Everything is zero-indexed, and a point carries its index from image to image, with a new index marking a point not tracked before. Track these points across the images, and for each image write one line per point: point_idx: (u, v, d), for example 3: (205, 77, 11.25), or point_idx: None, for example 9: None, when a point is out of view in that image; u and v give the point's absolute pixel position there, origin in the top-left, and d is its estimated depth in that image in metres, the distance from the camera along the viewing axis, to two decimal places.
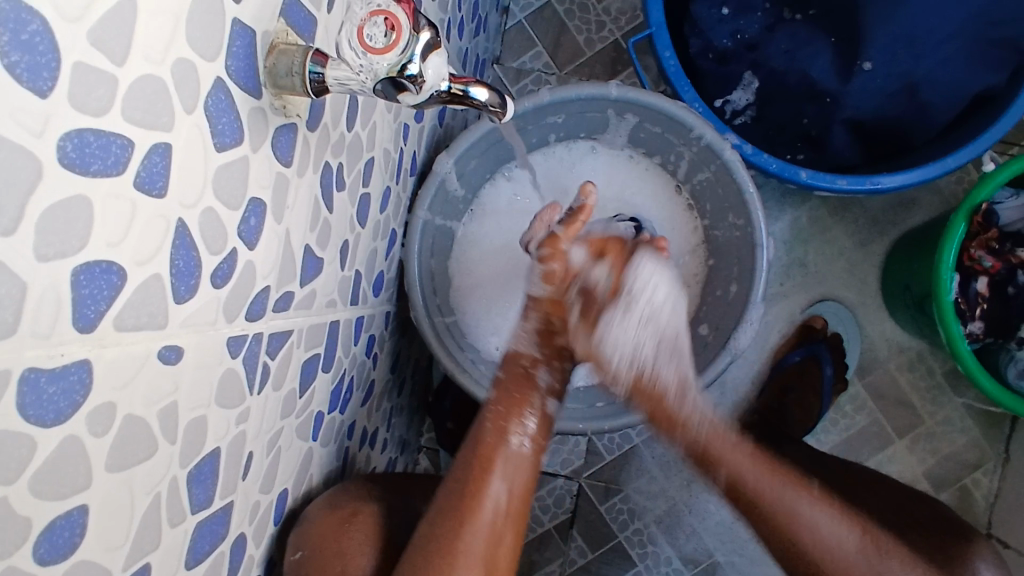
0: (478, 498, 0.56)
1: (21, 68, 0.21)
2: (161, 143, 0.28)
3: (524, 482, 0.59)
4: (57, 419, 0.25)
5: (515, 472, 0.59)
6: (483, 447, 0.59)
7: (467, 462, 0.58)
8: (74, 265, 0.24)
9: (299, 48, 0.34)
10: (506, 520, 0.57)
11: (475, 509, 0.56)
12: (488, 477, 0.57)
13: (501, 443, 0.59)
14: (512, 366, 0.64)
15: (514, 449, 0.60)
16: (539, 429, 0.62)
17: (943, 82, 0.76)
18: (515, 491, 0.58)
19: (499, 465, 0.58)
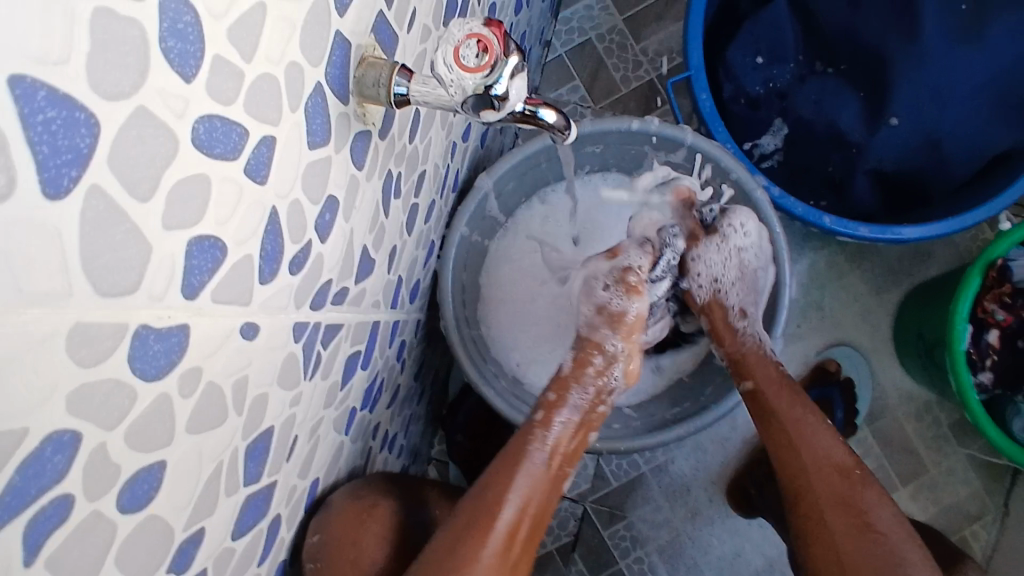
0: (496, 513, 0.55)
1: (174, 53, 0.23)
2: (268, 136, 0.30)
3: (540, 501, 0.59)
4: (156, 375, 0.27)
5: (533, 488, 0.59)
6: (512, 458, 0.60)
7: (486, 483, 0.58)
8: (190, 237, 0.27)
9: (386, 63, 0.37)
10: (515, 541, 0.55)
11: (490, 527, 0.55)
12: (509, 487, 0.58)
13: (525, 455, 0.60)
14: (555, 384, 0.67)
15: (536, 464, 0.60)
16: (562, 448, 0.63)
17: (965, 140, 0.79)
18: (529, 507, 0.58)
19: (518, 482, 0.58)
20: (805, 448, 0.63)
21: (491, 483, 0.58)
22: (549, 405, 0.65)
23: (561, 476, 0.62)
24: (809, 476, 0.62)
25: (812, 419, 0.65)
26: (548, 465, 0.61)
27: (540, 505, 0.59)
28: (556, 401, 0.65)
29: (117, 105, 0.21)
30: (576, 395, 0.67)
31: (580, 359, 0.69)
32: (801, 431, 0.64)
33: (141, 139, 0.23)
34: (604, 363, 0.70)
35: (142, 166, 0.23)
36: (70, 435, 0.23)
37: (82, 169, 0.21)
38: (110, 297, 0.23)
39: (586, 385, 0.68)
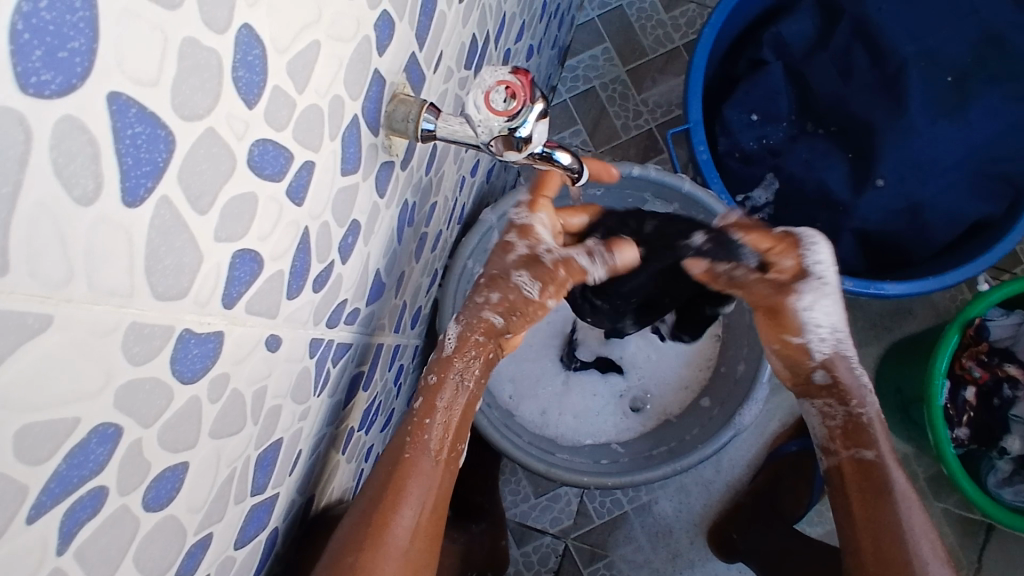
0: (389, 522, 0.54)
1: (241, 81, 0.25)
2: (308, 161, 0.32)
3: (437, 496, 0.57)
4: (191, 377, 0.28)
5: (428, 490, 0.56)
6: (395, 464, 0.56)
7: (377, 487, 0.56)
8: (235, 250, 0.28)
9: (416, 100, 0.40)
10: (418, 542, 0.55)
11: (384, 532, 0.53)
12: (402, 495, 0.55)
13: (411, 456, 0.57)
14: (437, 364, 0.60)
15: (425, 463, 0.57)
16: (449, 438, 0.59)
17: (944, 207, 0.83)
18: (429, 504, 0.56)
19: (411, 487, 0.56)
20: (891, 511, 0.59)
21: (381, 489, 0.55)
22: (431, 390, 0.59)
23: (454, 464, 0.59)
24: (882, 539, 0.59)
25: (898, 477, 0.61)
26: (438, 460, 0.58)
27: (439, 501, 0.57)
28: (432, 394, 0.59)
29: (192, 125, 0.23)
30: (457, 375, 0.59)
31: (463, 337, 0.59)
32: (884, 499, 0.60)
33: (206, 157, 0.25)
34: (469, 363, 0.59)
35: (204, 181, 0.25)
36: (113, 428, 0.25)
37: (156, 181, 0.22)
38: (163, 298, 0.25)
39: (469, 360, 0.59)
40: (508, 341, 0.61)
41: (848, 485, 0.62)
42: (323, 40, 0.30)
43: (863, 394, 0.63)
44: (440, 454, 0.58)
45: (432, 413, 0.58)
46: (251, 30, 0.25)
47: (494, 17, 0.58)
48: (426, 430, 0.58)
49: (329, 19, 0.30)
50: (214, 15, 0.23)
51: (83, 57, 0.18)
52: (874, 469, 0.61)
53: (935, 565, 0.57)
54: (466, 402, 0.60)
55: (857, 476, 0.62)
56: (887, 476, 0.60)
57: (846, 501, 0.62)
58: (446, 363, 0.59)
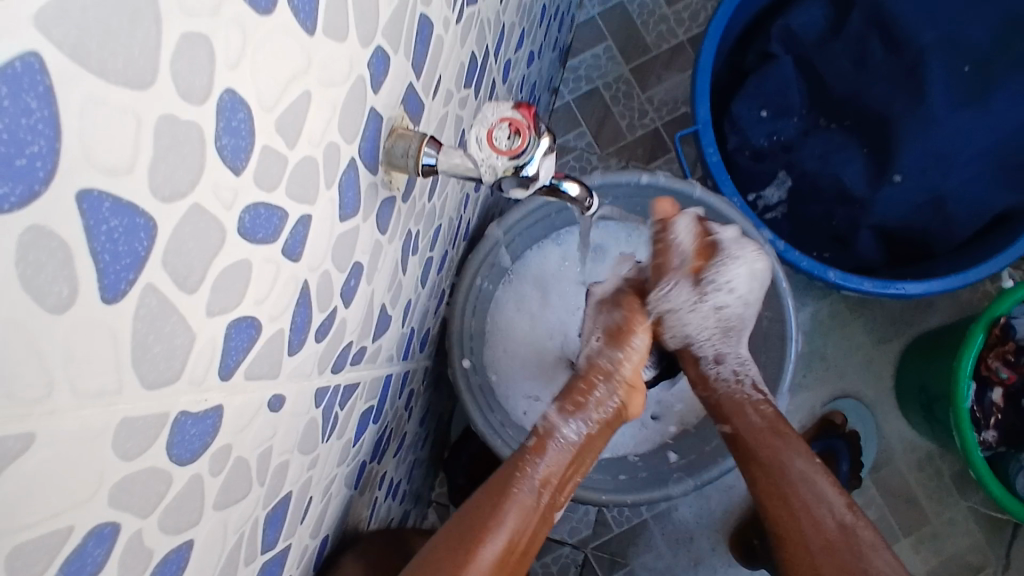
0: (483, 538, 0.53)
1: (226, 149, 0.23)
2: (305, 215, 0.30)
3: (528, 538, 0.55)
4: (191, 457, 0.27)
5: (524, 525, 0.55)
6: (497, 490, 0.56)
7: (475, 508, 0.55)
8: (230, 320, 0.27)
9: (416, 134, 0.38)
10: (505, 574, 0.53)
11: (473, 551, 0.52)
12: (499, 517, 0.54)
13: (516, 486, 0.57)
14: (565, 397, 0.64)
15: (526, 496, 0.57)
16: (552, 481, 0.59)
17: (967, 197, 0.81)
18: (517, 541, 0.54)
19: (509, 514, 0.55)
20: (784, 478, 0.62)
21: (481, 508, 0.55)
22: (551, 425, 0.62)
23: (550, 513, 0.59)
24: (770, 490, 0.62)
25: (796, 459, 0.63)
26: (545, 502, 0.58)
27: (530, 539, 0.56)
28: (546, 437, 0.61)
29: (175, 205, 0.22)
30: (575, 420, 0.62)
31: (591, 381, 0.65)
32: (770, 463, 0.63)
33: (193, 234, 0.23)
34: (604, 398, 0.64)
35: (192, 259, 0.23)
36: (110, 527, 0.23)
37: (137, 271, 0.21)
38: (155, 387, 0.23)
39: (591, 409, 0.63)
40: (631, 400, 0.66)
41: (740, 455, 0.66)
42: (314, 89, 0.28)
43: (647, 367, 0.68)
44: (542, 498, 0.58)
45: (544, 452, 0.59)
46: (234, 94, 0.23)
47: (493, 30, 0.56)
48: (546, 455, 0.59)
49: (320, 66, 0.28)
50: (191, 86, 0.21)
51: (44, 160, 0.17)
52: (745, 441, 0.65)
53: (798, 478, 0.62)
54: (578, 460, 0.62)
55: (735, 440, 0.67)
56: (782, 445, 0.64)
57: (732, 469, 0.66)
58: (580, 401, 0.63)
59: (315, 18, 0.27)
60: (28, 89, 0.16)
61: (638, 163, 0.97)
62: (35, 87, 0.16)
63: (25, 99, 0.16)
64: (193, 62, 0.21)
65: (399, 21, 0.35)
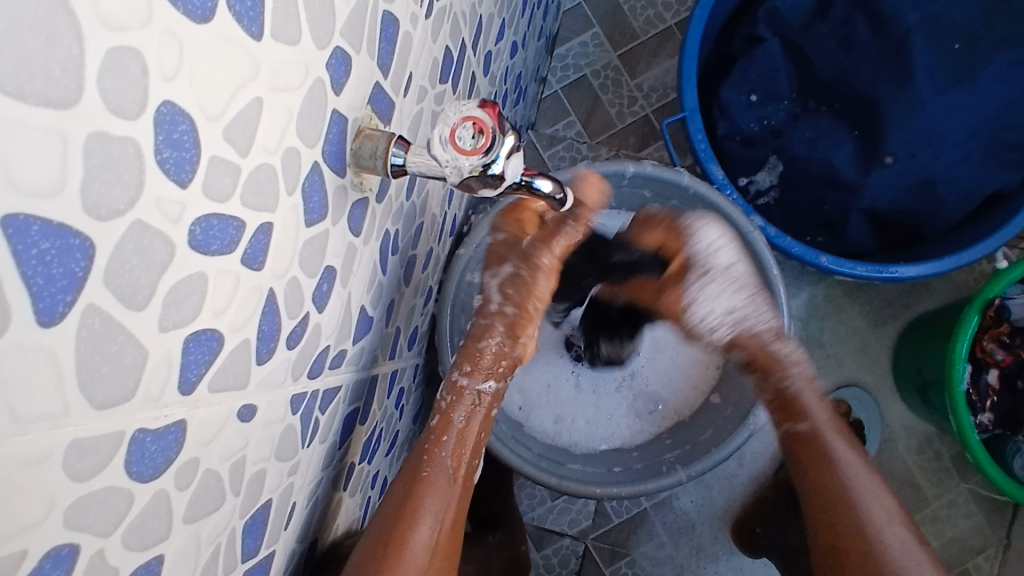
0: (405, 540, 0.53)
1: (169, 162, 0.23)
2: (265, 223, 0.30)
3: (453, 513, 0.57)
4: (152, 473, 0.27)
5: (446, 504, 0.56)
6: (411, 476, 0.56)
7: (390, 513, 0.55)
8: (187, 334, 0.26)
9: (383, 135, 0.37)
10: (437, 556, 0.54)
11: (400, 549, 0.53)
12: (416, 517, 0.54)
13: (427, 467, 0.57)
14: (451, 385, 0.61)
15: (441, 477, 0.57)
16: (471, 439, 0.60)
17: (958, 181, 0.80)
18: (445, 519, 0.56)
19: (429, 500, 0.55)
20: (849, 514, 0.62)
21: (399, 509, 0.54)
22: (458, 388, 0.60)
23: (470, 481, 0.59)
24: (831, 502, 0.63)
25: (840, 446, 0.64)
26: (455, 477, 0.58)
27: (458, 512, 0.57)
28: (453, 399, 0.60)
29: (112, 223, 0.21)
30: (477, 384, 0.61)
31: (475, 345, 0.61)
32: (826, 466, 0.64)
33: (137, 252, 0.23)
34: (496, 348, 0.61)
35: (138, 277, 0.23)
36: (68, 547, 0.23)
37: (76, 292, 0.21)
38: (104, 407, 0.23)
39: (489, 368, 0.61)
40: (522, 344, 0.62)
41: (804, 466, 0.65)
42: (265, 95, 0.27)
43: (792, 363, 0.66)
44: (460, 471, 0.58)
45: (449, 431, 0.58)
46: (173, 105, 0.22)
47: (469, 24, 0.55)
48: (450, 434, 0.58)
49: (270, 71, 0.27)
50: (123, 101, 0.20)
51: None
52: (815, 439, 0.65)
53: (893, 531, 0.61)
54: (482, 415, 0.61)
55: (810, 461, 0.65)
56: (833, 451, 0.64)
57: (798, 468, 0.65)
58: (473, 355, 0.61)
59: (261, 23, 0.26)
60: None
61: (628, 152, 0.96)
62: None
63: None
64: (124, 76, 0.20)
65: (359, 21, 0.34)
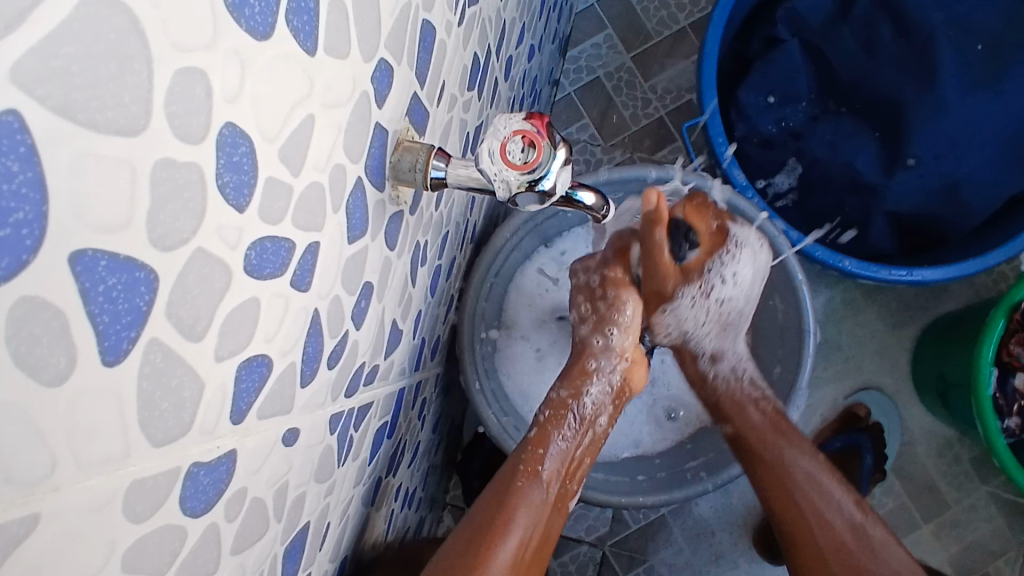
0: (495, 541, 0.52)
1: (229, 186, 0.22)
2: (313, 242, 0.29)
3: (541, 533, 0.55)
4: (205, 507, 0.26)
5: (536, 521, 0.55)
6: (503, 493, 0.55)
7: (485, 513, 0.54)
8: (240, 362, 0.25)
9: (423, 147, 0.36)
10: (519, 575, 0.52)
11: (491, 550, 0.51)
12: (511, 523, 0.53)
13: (527, 486, 0.56)
14: (553, 403, 0.63)
15: (538, 495, 0.56)
16: (567, 471, 0.60)
17: (982, 183, 0.79)
18: (535, 535, 0.54)
19: (520, 513, 0.54)
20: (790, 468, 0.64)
21: (492, 513, 0.54)
22: (559, 404, 0.63)
23: (563, 504, 0.59)
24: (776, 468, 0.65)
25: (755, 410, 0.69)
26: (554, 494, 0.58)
27: (547, 534, 0.56)
28: (555, 427, 0.61)
29: (177, 253, 0.20)
30: (577, 404, 0.63)
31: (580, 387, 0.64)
32: (783, 475, 0.64)
33: (199, 281, 0.22)
34: (597, 402, 0.64)
35: (198, 307, 0.22)
36: None
37: (140, 328, 0.20)
38: (162, 444, 0.22)
39: (585, 401, 0.63)
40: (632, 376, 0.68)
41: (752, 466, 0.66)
42: (318, 112, 0.26)
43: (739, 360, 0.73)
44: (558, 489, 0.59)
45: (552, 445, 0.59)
46: (234, 127, 0.21)
47: (496, 29, 0.54)
48: (554, 445, 0.60)
49: (322, 85, 0.26)
50: (189, 126, 0.19)
51: (32, 226, 0.15)
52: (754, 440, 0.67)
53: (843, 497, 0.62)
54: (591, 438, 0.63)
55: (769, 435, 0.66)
56: (787, 442, 0.65)
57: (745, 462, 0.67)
58: (581, 378, 0.64)
59: (316, 38, 0.25)
60: (8, 152, 0.14)
61: (644, 155, 0.95)
62: (14, 149, 0.14)
63: (5, 163, 0.14)
64: (190, 100, 0.19)
65: (401, 31, 0.33)
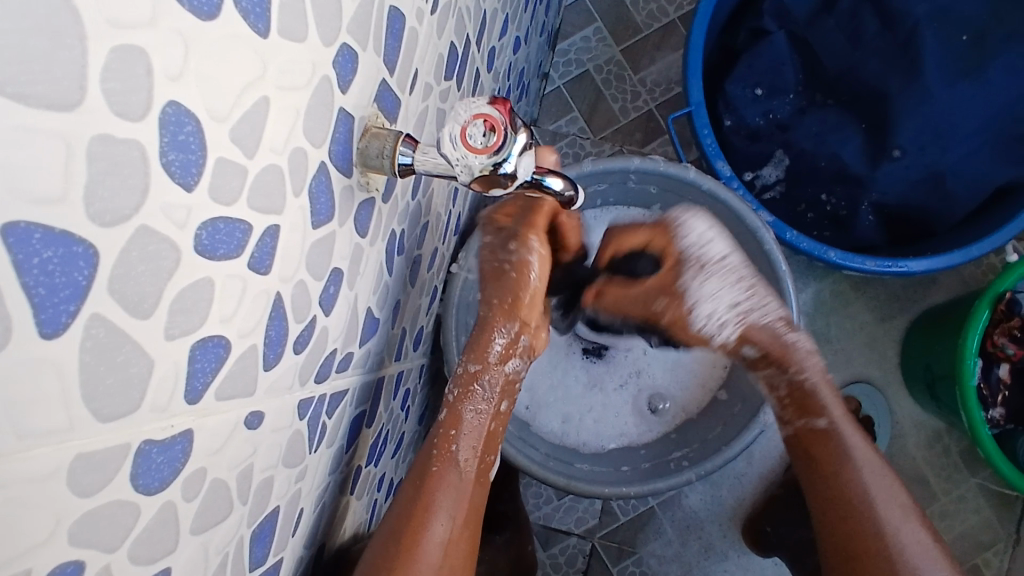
0: (421, 532, 0.53)
1: (175, 165, 0.22)
2: (272, 225, 0.29)
3: (469, 506, 0.57)
4: (160, 485, 0.26)
5: (459, 502, 0.56)
6: (422, 480, 0.56)
7: (407, 500, 0.55)
8: (194, 341, 0.26)
9: (390, 133, 0.36)
10: (449, 559, 0.54)
11: (416, 542, 0.53)
12: (433, 512, 0.54)
13: (441, 469, 0.57)
14: (460, 379, 0.60)
15: (456, 475, 0.57)
16: (484, 447, 0.60)
17: (968, 174, 0.80)
18: (463, 514, 0.56)
19: (442, 497, 0.55)
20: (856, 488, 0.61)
21: (411, 505, 0.55)
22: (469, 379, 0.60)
23: (484, 477, 0.60)
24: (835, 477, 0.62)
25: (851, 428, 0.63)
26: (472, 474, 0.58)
27: (471, 514, 0.57)
28: (463, 400, 0.60)
29: (119, 228, 0.20)
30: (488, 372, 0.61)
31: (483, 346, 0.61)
32: (847, 462, 0.62)
33: (143, 258, 0.22)
34: (506, 345, 0.61)
35: (144, 284, 0.22)
36: (75, 564, 0.23)
37: (81, 302, 0.20)
38: (110, 419, 0.22)
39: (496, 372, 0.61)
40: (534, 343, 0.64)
41: (821, 469, 0.63)
42: (273, 94, 0.27)
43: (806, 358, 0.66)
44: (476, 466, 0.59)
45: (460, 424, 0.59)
46: (178, 106, 0.22)
47: (474, 19, 0.54)
48: (462, 429, 0.59)
49: (278, 68, 0.27)
50: (128, 103, 0.20)
51: None
52: (830, 436, 0.63)
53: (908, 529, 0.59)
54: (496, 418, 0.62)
55: (824, 461, 0.63)
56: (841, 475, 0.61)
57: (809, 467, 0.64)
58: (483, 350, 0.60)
59: (268, 20, 0.25)
60: None
61: (633, 147, 0.95)
62: None
63: None
64: (129, 77, 0.19)
65: (365, 17, 0.33)
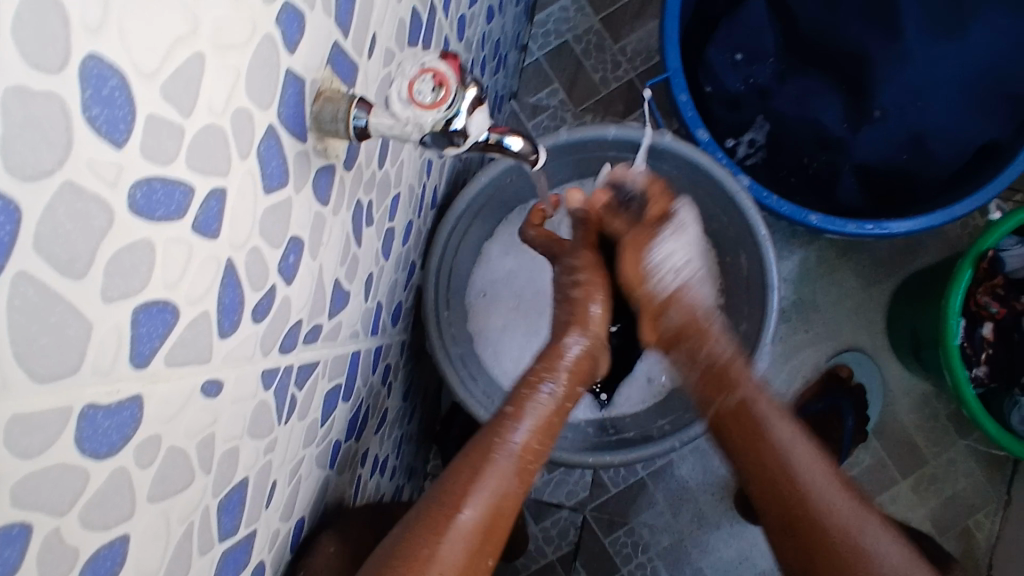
0: (452, 513, 0.52)
1: (100, 121, 0.22)
2: (217, 188, 0.29)
3: (507, 499, 0.55)
4: (109, 451, 0.26)
5: (502, 487, 0.55)
6: (479, 452, 0.56)
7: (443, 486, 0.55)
8: (136, 305, 0.25)
9: (344, 96, 0.36)
10: (481, 544, 0.52)
11: (448, 523, 0.51)
12: (468, 494, 0.53)
13: (494, 449, 0.57)
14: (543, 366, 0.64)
15: (504, 462, 0.56)
16: (534, 445, 0.59)
17: (947, 133, 0.82)
18: (494, 506, 0.54)
19: (485, 477, 0.54)
20: (796, 488, 0.60)
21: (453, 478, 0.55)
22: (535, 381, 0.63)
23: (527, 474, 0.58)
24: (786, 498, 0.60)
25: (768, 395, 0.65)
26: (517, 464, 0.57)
27: (509, 505, 0.55)
28: (528, 391, 0.62)
29: (39, 184, 0.20)
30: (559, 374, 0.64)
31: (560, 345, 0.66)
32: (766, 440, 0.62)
33: (70, 217, 0.21)
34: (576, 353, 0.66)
35: (75, 243, 0.22)
36: (20, 527, 0.22)
37: (5, 258, 0.19)
38: (49, 381, 0.22)
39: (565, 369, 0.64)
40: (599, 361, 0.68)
41: (744, 446, 0.63)
42: (207, 52, 0.26)
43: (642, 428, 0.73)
44: (521, 457, 0.57)
45: (522, 416, 0.59)
46: (100, 59, 0.21)
47: None
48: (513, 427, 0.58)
49: (214, 22, 0.26)
50: (43, 54, 0.19)
51: None
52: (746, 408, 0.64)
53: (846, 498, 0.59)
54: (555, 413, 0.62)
55: (747, 438, 0.63)
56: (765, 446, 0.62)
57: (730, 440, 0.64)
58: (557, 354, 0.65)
59: None
60: None
61: (614, 118, 0.95)
62: None
63: None
64: (46, 29, 0.19)
65: None
